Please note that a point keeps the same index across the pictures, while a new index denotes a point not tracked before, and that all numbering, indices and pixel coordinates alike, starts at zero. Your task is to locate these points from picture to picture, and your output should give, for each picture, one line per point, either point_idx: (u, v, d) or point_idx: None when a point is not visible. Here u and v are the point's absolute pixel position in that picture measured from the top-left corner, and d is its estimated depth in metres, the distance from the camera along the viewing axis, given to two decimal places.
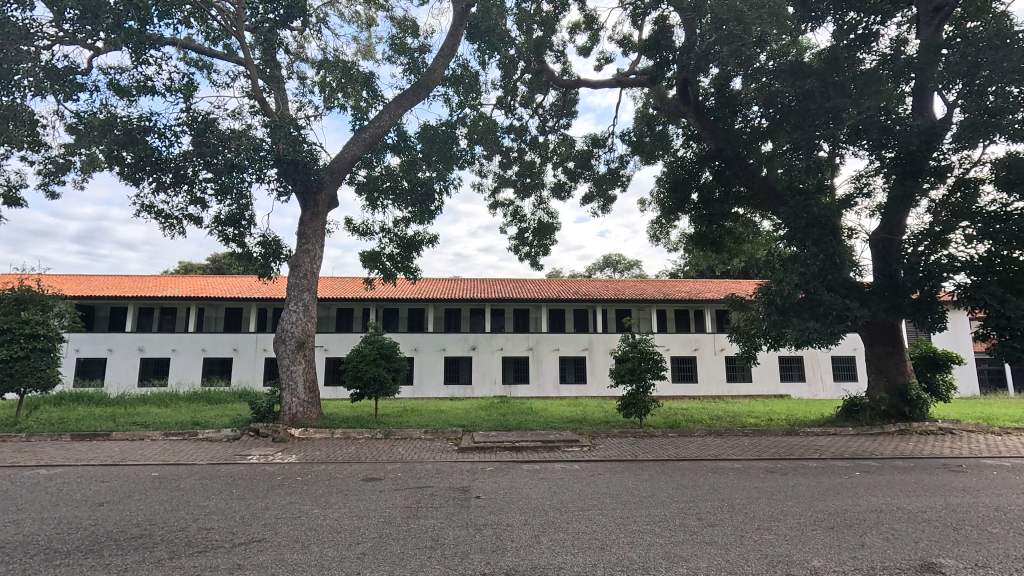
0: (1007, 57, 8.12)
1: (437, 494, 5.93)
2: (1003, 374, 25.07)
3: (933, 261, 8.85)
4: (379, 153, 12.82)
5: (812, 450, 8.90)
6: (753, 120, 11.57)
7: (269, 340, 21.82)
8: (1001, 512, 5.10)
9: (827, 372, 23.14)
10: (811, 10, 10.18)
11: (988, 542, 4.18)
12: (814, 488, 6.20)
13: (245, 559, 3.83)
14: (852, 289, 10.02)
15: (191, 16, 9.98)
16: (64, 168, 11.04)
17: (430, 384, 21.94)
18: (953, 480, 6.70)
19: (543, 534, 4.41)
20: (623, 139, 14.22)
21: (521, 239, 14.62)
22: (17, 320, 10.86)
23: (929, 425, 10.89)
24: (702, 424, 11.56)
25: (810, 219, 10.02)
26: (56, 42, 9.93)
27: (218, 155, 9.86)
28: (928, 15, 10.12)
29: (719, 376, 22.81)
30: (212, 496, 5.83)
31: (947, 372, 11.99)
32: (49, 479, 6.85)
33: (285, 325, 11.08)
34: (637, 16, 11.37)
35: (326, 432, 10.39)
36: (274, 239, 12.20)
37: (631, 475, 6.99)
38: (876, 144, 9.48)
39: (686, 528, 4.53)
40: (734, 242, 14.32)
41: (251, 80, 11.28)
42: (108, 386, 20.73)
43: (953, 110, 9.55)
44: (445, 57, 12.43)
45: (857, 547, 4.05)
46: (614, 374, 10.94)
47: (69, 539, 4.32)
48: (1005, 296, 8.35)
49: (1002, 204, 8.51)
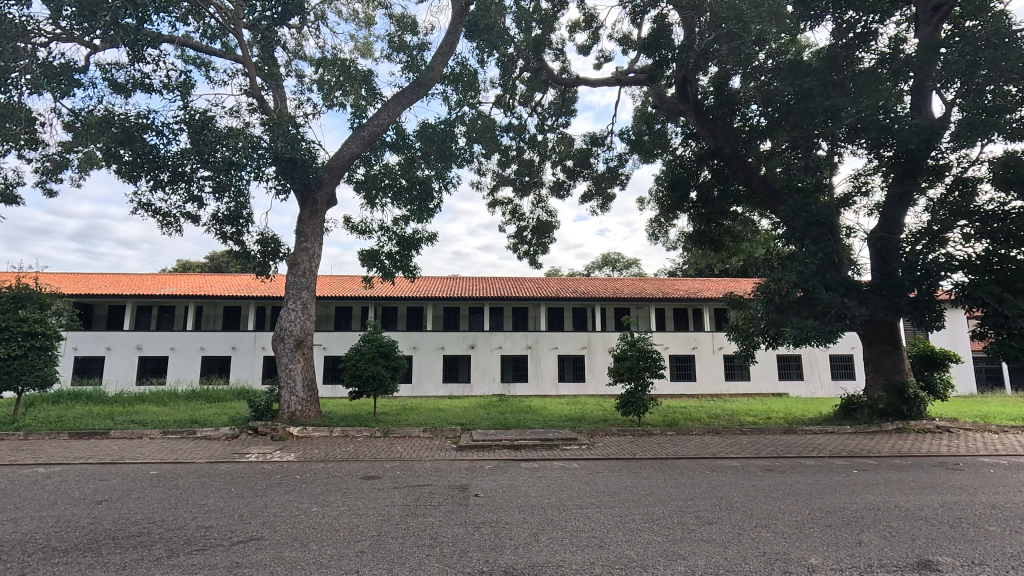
0: (1006, 56, 8.11)
1: (436, 492, 5.93)
2: (1000, 373, 25.15)
3: (932, 260, 8.90)
4: (379, 151, 12.80)
5: (810, 449, 8.91)
6: (752, 119, 11.64)
7: (267, 338, 21.79)
8: (998, 510, 5.12)
9: (825, 370, 23.17)
10: (811, 8, 10.13)
11: (985, 540, 4.19)
12: (812, 486, 6.20)
13: (244, 557, 3.83)
14: (851, 288, 10.04)
15: (189, 14, 9.95)
16: (62, 165, 11.00)
17: (429, 382, 21.94)
18: (950, 478, 6.72)
19: (542, 532, 4.41)
20: (622, 137, 14.22)
21: (521, 237, 14.61)
22: (16, 318, 10.82)
23: (927, 424, 10.90)
24: (701, 422, 11.56)
25: (809, 217, 10.03)
26: (54, 39, 9.89)
27: (216, 152, 9.82)
28: (927, 14, 10.06)
29: (718, 374, 22.83)
30: (211, 494, 5.82)
31: (945, 371, 12.03)
32: (48, 477, 6.84)
33: (284, 323, 11.06)
34: (636, 15, 11.37)
35: (325, 430, 10.37)
36: (273, 237, 12.18)
37: (630, 473, 7.00)
38: (875, 143, 9.37)
39: (684, 526, 4.54)
40: (733, 241, 14.34)
41: (250, 78, 11.24)
42: (106, 384, 20.70)
43: (952, 109, 9.54)
44: (444, 55, 12.41)
45: (855, 545, 4.06)
46: (613, 372, 10.93)
47: (67, 537, 4.31)
48: (1004, 295, 8.33)
49: (1001, 203, 8.52)
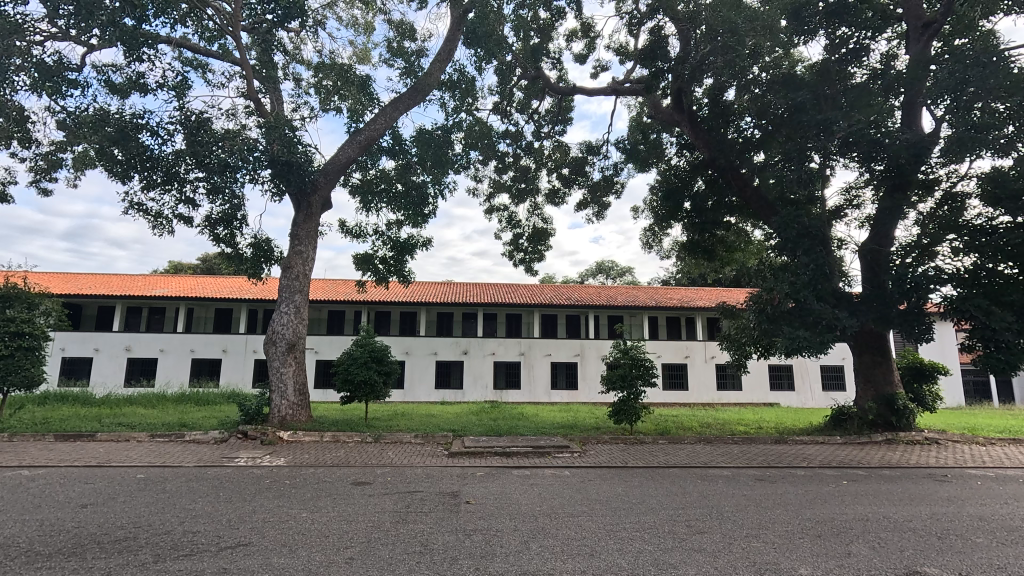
0: (994, 75, 8.26)
1: (427, 499, 5.91)
2: (988, 386, 25.55)
3: (921, 272, 8.98)
4: (375, 156, 12.82)
5: (799, 458, 8.95)
6: (746, 131, 11.64)
7: (258, 341, 21.63)
8: (985, 522, 5.17)
9: (816, 381, 23.32)
10: (805, 23, 10.44)
11: (971, 551, 4.23)
12: (802, 496, 6.23)
13: (232, 563, 3.80)
14: (842, 300, 10.13)
15: (188, 16, 9.96)
16: (55, 164, 10.91)
17: (420, 388, 21.81)
18: (939, 489, 6.76)
19: (532, 540, 4.41)
20: (617, 146, 14.35)
21: (516, 244, 14.64)
22: (4, 318, 10.68)
23: (916, 435, 11.02)
24: (691, 431, 11.59)
25: (800, 229, 10.13)
26: (49, 38, 9.86)
27: (212, 154, 9.81)
28: (918, 31, 10.22)
29: (710, 383, 22.88)
30: (199, 499, 5.77)
31: (933, 383, 12.11)
32: (31, 480, 6.73)
33: (277, 327, 11.02)
34: (633, 25, 11.49)
35: (316, 435, 10.30)
36: (266, 240, 12.14)
37: (622, 482, 7.03)
38: (867, 157, 9.59)
39: (674, 535, 4.55)
40: (726, 251, 14.43)
41: (247, 80, 11.22)
42: (94, 386, 20.46)
43: (942, 125, 9.70)
44: (441, 62, 12.47)
45: (844, 556, 4.09)
46: (604, 381, 10.91)
47: (51, 541, 4.25)
48: (991, 308, 8.45)
49: (989, 218, 8.64)
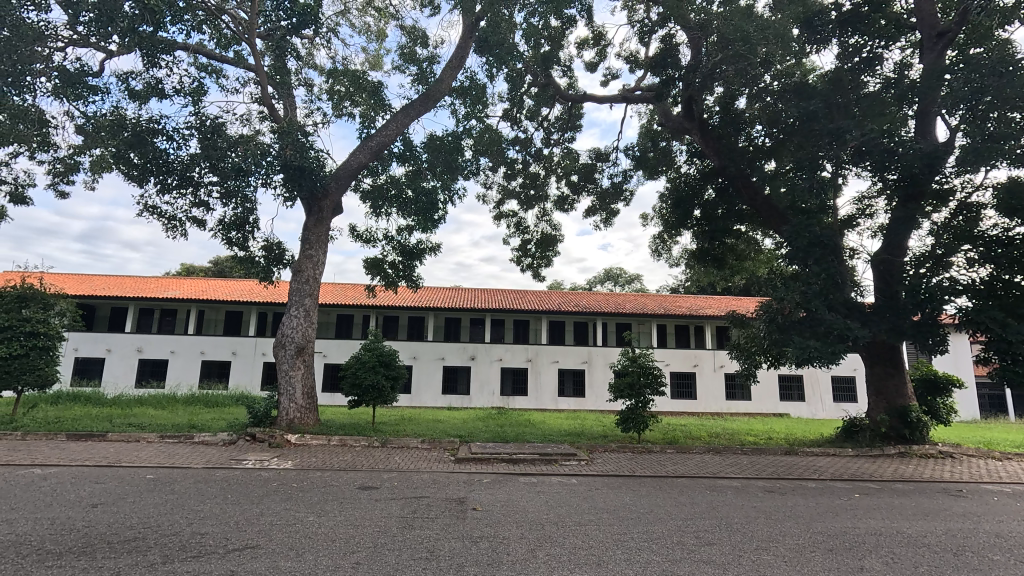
0: (1011, 84, 8.19)
1: (434, 505, 5.91)
2: (1003, 400, 25.17)
3: (935, 283, 8.89)
4: (385, 162, 12.88)
5: (809, 470, 8.85)
6: (757, 139, 11.64)
7: (267, 343, 21.79)
8: (1001, 539, 5.05)
9: (827, 391, 23.06)
10: (817, 32, 10.47)
11: (988, 569, 4.14)
12: (813, 509, 6.16)
13: (239, 565, 3.80)
14: (854, 309, 10.02)
15: (204, 23, 10.09)
16: (72, 168, 11.09)
17: (427, 393, 21.82)
18: (953, 504, 6.63)
19: (539, 548, 4.38)
20: (627, 153, 14.27)
21: (525, 250, 14.64)
22: (19, 318, 10.86)
23: (929, 448, 10.83)
24: (700, 440, 11.47)
25: (811, 238, 10.01)
26: (70, 44, 10.04)
27: (226, 159, 9.93)
28: (932, 40, 10.12)
29: (718, 393, 22.70)
30: (207, 501, 5.79)
31: (947, 396, 11.88)
32: (43, 478, 6.80)
33: (286, 329, 11.09)
34: (645, 34, 11.51)
35: (323, 438, 10.33)
36: (277, 244, 12.26)
37: (629, 491, 6.96)
38: (880, 166, 9.46)
39: (684, 546, 4.51)
40: (736, 260, 14.34)
41: (262, 87, 11.37)
42: (105, 386, 20.71)
43: (957, 134, 9.59)
44: (453, 69, 12.56)
45: (856, 571, 4.01)
46: (612, 388, 10.88)
47: (62, 540, 4.28)
48: (1007, 320, 8.31)
49: (1005, 228, 8.53)
